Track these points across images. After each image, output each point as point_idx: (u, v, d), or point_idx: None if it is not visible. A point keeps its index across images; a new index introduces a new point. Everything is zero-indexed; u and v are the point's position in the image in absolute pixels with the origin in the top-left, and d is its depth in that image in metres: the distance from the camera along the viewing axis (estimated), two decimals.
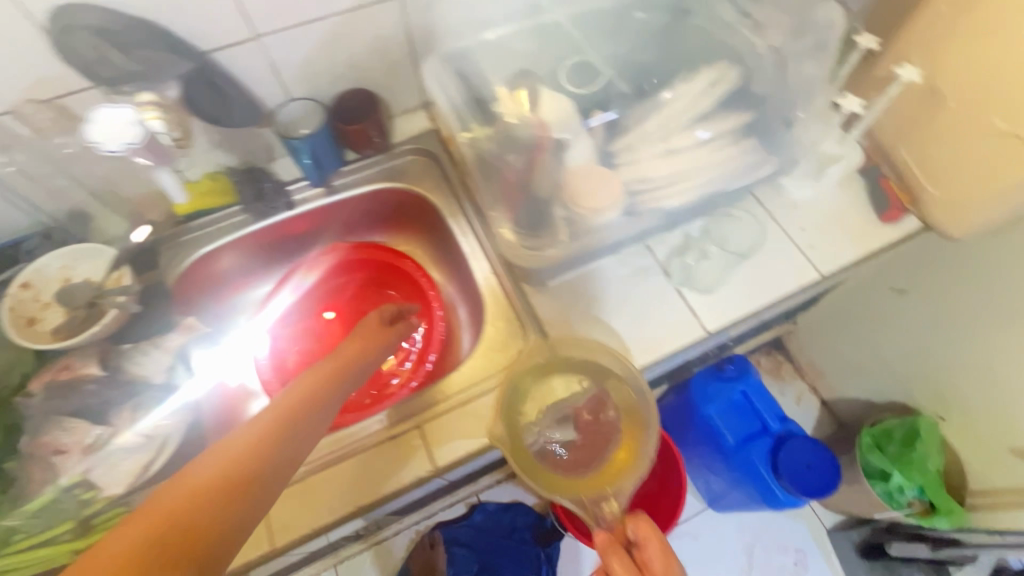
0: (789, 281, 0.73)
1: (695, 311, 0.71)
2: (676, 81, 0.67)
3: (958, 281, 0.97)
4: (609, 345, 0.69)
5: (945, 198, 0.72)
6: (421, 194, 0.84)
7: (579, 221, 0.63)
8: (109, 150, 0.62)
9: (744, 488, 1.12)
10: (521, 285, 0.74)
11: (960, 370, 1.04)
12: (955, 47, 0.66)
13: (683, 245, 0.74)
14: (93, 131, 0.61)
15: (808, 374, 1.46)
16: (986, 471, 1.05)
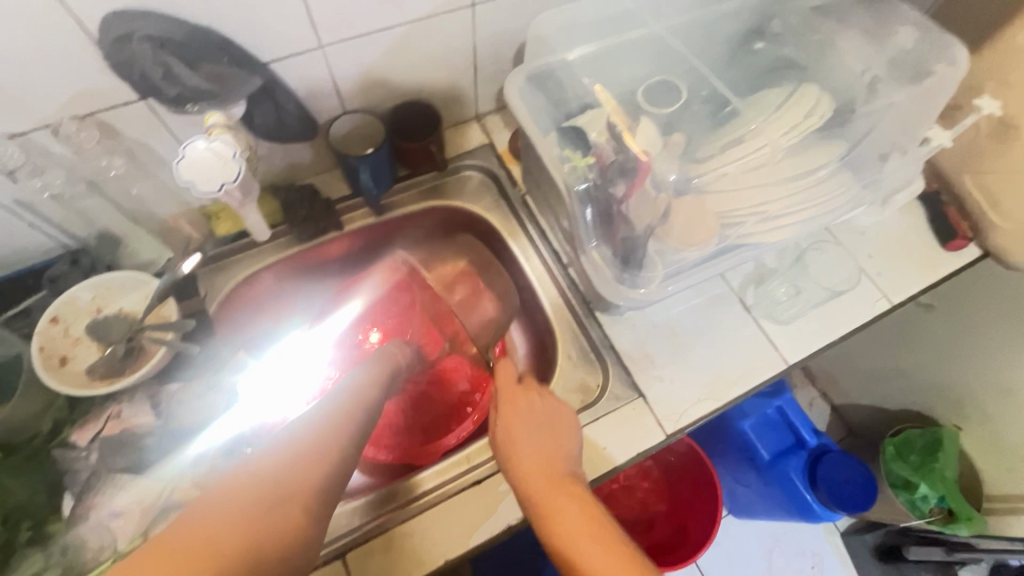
0: (863, 311, 0.72)
1: (774, 342, 0.69)
2: (766, 108, 0.64)
3: (991, 301, 0.99)
4: (691, 380, 0.67)
5: (1010, 230, 0.71)
6: (478, 214, 0.79)
7: (672, 256, 0.60)
8: (206, 193, 0.54)
9: (776, 500, 1.13)
10: (594, 316, 0.71)
11: (984, 386, 1.07)
12: None
13: (757, 274, 0.73)
14: (189, 173, 0.53)
15: (821, 381, 1.49)
16: (1001, 478, 1.10)
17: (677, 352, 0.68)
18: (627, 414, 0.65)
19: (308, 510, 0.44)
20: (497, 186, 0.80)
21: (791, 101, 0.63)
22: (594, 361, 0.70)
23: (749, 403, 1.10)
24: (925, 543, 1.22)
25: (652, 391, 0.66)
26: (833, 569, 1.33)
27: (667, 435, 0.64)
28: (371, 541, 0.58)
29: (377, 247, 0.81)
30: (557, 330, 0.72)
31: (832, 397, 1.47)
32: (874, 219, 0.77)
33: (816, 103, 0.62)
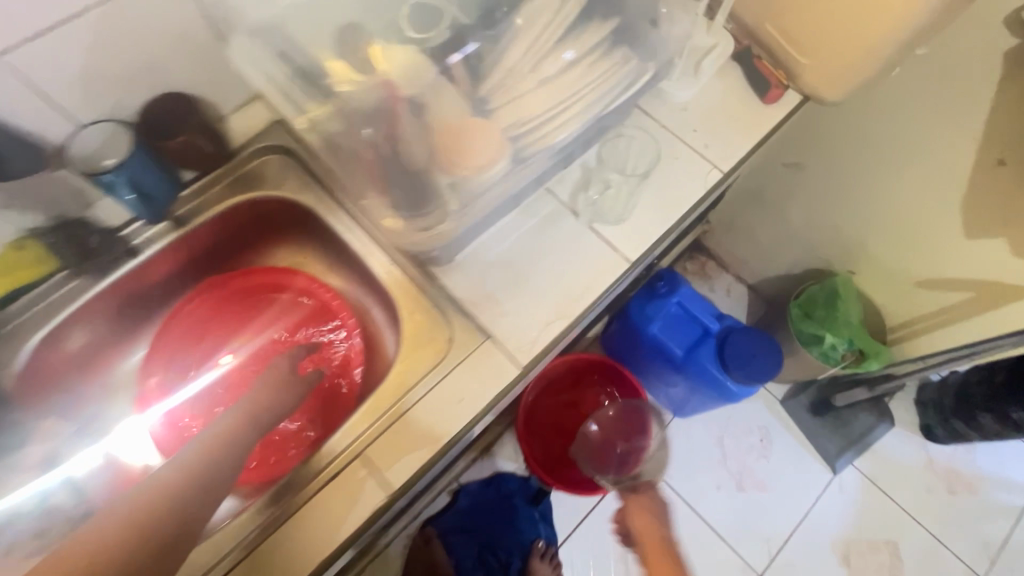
0: (695, 188, 0.70)
1: (613, 243, 0.67)
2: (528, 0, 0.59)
3: (843, 141, 1.01)
4: (539, 305, 0.64)
5: (815, 68, 0.71)
6: (288, 198, 0.73)
7: (467, 183, 0.56)
8: None
9: (700, 391, 1.16)
10: (426, 269, 0.66)
11: (860, 224, 1.11)
12: None
13: (585, 179, 0.70)
14: None
15: (730, 266, 1.51)
16: (903, 306, 1.16)
17: (518, 282, 0.65)
18: (480, 359, 0.62)
19: None
20: (300, 162, 0.73)
21: None
22: (438, 315, 0.66)
23: (651, 306, 1.10)
24: (851, 387, 1.26)
25: (500, 328, 0.63)
26: (782, 436, 1.38)
27: (522, 368, 0.62)
28: (236, 567, 0.55)
29: (198, 263, 0.76)
30: (396, 294, 0.68)
31: (744, 278, 1.50)
32: (690, 92, 0.74)
33: None
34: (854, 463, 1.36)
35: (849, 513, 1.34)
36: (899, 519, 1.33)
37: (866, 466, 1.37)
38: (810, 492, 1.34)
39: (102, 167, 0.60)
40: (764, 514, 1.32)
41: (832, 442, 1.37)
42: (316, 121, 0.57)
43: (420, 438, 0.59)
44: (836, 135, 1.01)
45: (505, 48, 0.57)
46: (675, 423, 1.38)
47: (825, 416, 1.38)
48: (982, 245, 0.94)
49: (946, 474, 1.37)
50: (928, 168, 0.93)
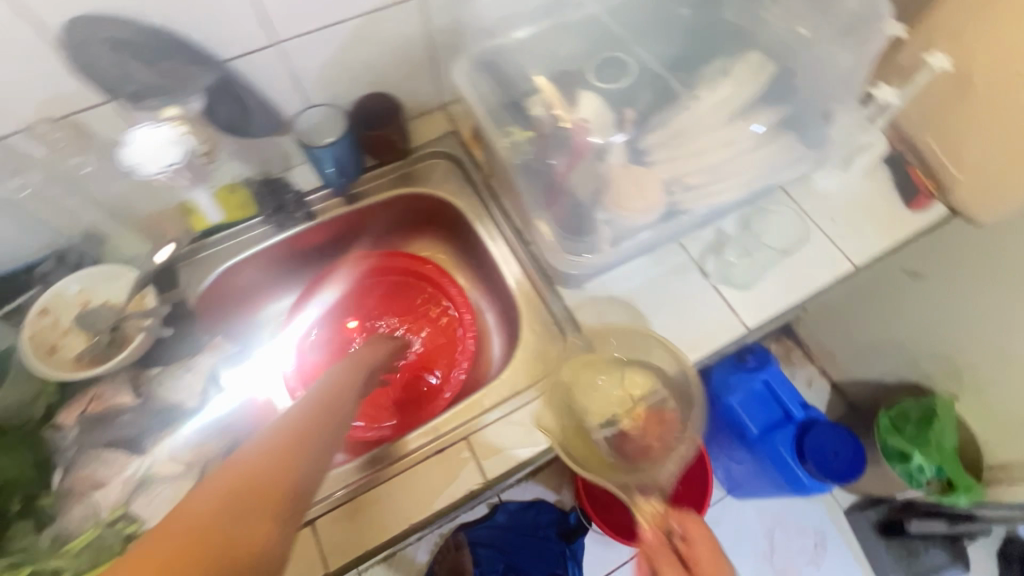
0: (823, 273, 0.72)
1: (733, 307, 0.70)
2: (711, 78, 0.66)
3: (972, 266, 0.97)
4: (653, 346, 0.68)
5: (971, 182, 0.71)
6: (444, 199, 0.81)
7: (621, 222, 0.62)
8: (149, 172, 0.62)
9: (769, 476, 1.13)
10: (554, 286, 0.73)
11: (973, 351, 1.05)
12: (982, 30, 0.64)
13: (718, 243, 0.74)
14: (133, 153, 0.60)
15: (818, 359, 1.47)
16: (999, 447, 1.09)
17: (637, 321, 0.70)
18: None
19: (277, 510, 0.36)
20: (462, 169, 0.82)
21: (738, 71, 0.65)
22: (556, 332, 0.72)
23: (734, 378, 1.10)
24: (927, 516, 1.22)
25: None
26: (836, 546, 1.32)
27: None
28: (339, 508, 0.61)
29: (349, 235, 0.84)
30: (522, 306, 0.74)
31: (830, 374, 1.45)
32: (835, 183, 0.77)
33: (758, 69, 0.64)
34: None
35: None
36: None
37: None
38: None
39: (316, 142, 0.72)
40: None
41: (894, 569, 1.28)
42: (519, 142, 0.63)
43: (585, 453, 0.58)
44: (957, 258, 0.99)
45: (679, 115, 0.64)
46: (726, 500, 1.35)
47: (892, 541, 1.29)
48: None
49: None
50: None
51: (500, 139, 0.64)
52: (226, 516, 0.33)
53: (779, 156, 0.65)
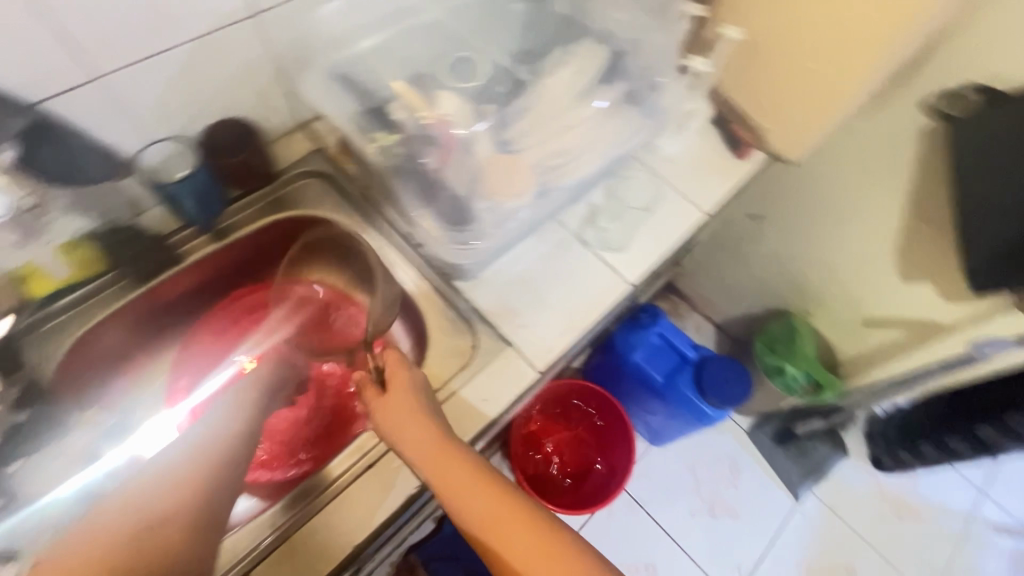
0: (683, 224, 0.82)
1: (617, 269, 0.77)
2: (554, 64, 0.72)
3: (796, 200, 1.16)
4: (553, 318, 0.73)
5: (780, 128, 0.85)
6: (324, 218, 0.79)
7: (502, 208, 0.66)
8: None
9: (679, 416, 1.25)
10: (451, 283, 0.74)
11: (811, 270, 1.26)
12: (761, 3, 0.77)
13: (591, 214, 0.80)
14: None
15: (701, 307, 1.64)
16: (847, 344, 1.31)
17: (535, 299, 0.74)
18: (503, 366, 0.70)
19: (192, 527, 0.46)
20: (332, 184, 0.81)
21: (578, 59, 0.71)
22: (463, 325, 0.74)
23: (633, 337, 1.21)
24: (809, 417, 1.42)
25: (519, 338, 0.71)
26: (749, 466, 1.48)
27: (539, 372, 0.70)
28: (273, 553, 0.58)
29: (230, 272, 0.80)
30: (430, 306, 0.75)
31: (713, 318, 1.64)
32: (677, 146, 0.88)
33: (593, 53, 0.72)
34: (813, 490, 1.47)
35: (811, 539, 1.43)
36: (855, 545, 1.43)
37: (824, 494, 1.48)
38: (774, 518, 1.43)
39: (168, 180, 0.68)
40: (733, 540, 1.40)
41: (793, 471, 1.48)
42: (386, 146, 0.66)
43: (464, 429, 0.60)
44: (784, 196, 1.17)
45: (533, 101, 0.70)
46: (651, 452, 1.46)
47: (786, 446, 1.49)
48: (917, 289, 1.08)
49: (894, 502, 1.48)
50: (867, 229, 1.08)
51: (367, 144, 0.67)
52: (165, 531, 0.44)
53: (623, 127, 0.73)
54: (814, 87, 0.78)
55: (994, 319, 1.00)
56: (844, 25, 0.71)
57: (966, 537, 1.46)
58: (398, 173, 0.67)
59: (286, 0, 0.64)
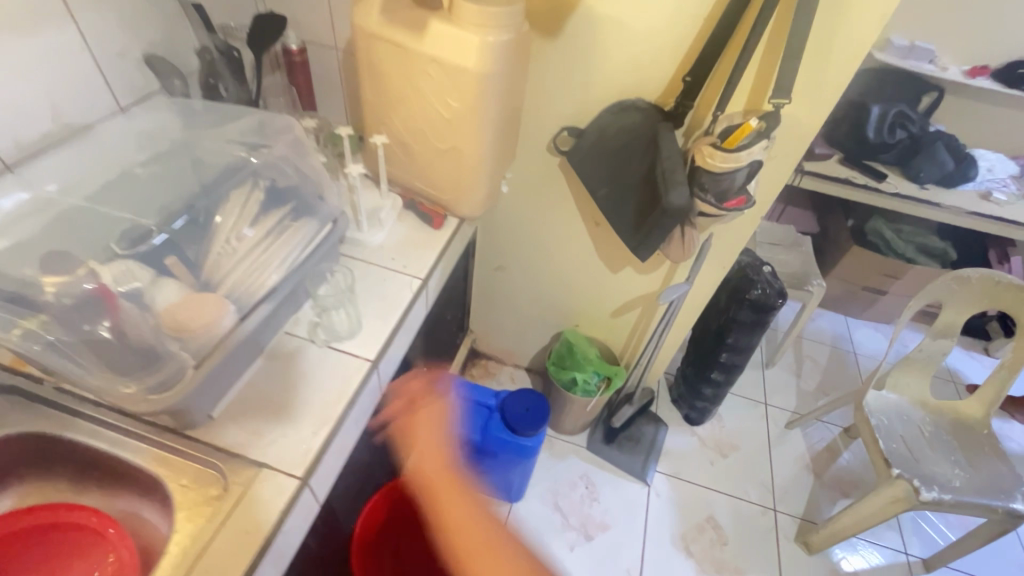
0: (402, 294, 0.94)
1: (352, 353, 0.83)
2: (221, 204, 0.80)
3: (513, 244, 1.42)
4: (302, 422, 0.74)
5: (454, 197, 1.06)
6: (19, 434, 0.72)
7: (196, 341, 0.67)
8: None
9: (510, 462, 1.31)
10: (185, 435, 0.71)
11: (554, 292, 1.51)
12: (391, 111, 0.99)
13: (315, 315, 0.87)
14: None
15: (506, 358, 1.82)
16: (612, 338, 1.55)
17: (279, 411, 0.75)
18: (260, 488, 0.68)
19: None
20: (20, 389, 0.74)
21: (234, 197, 0.80)
22: (212, 467, 0.70)
23: None
24: (620, 408, 1.63)
25: (272, 456, 0.71)
26: (600, 475, 1.60)
27: (300, 478, 0.69)
28: None
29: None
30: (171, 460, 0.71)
31: (521, 363, 1.82)
32: (383, 235, 1.03)
33: (250, 189, 0.82)
34: (663, 472, 1.63)
35: (674, 512, 1.55)
36: (707, 497, 1.60)
37: (666, 467, 1.65)
38: (638, 511, 1.54)
39: None
40: (614, 551, 1.46)
41: (634, 461, 1.63)
42: (32, 331, 0.63)
43: None
44: (504, 244, 1.43)
45: (209, 240, 0.77)
46: (514, 508, 1.50)
47: (619, 442, 1.66)
48: (623, 274, 1.37)
49: (714, 444, 1.73)
50: (567, 245, 1.36)
51: (12, 336, 0.63)
52: None
53: (307, 230, 0.82)
54: (454, 162, 1.00)
55: (673, 274, 1.29)
56: (445, 113, 0.94)
57: (773, 444, 1.76)
58: (52, 352, 0.64)
59: None
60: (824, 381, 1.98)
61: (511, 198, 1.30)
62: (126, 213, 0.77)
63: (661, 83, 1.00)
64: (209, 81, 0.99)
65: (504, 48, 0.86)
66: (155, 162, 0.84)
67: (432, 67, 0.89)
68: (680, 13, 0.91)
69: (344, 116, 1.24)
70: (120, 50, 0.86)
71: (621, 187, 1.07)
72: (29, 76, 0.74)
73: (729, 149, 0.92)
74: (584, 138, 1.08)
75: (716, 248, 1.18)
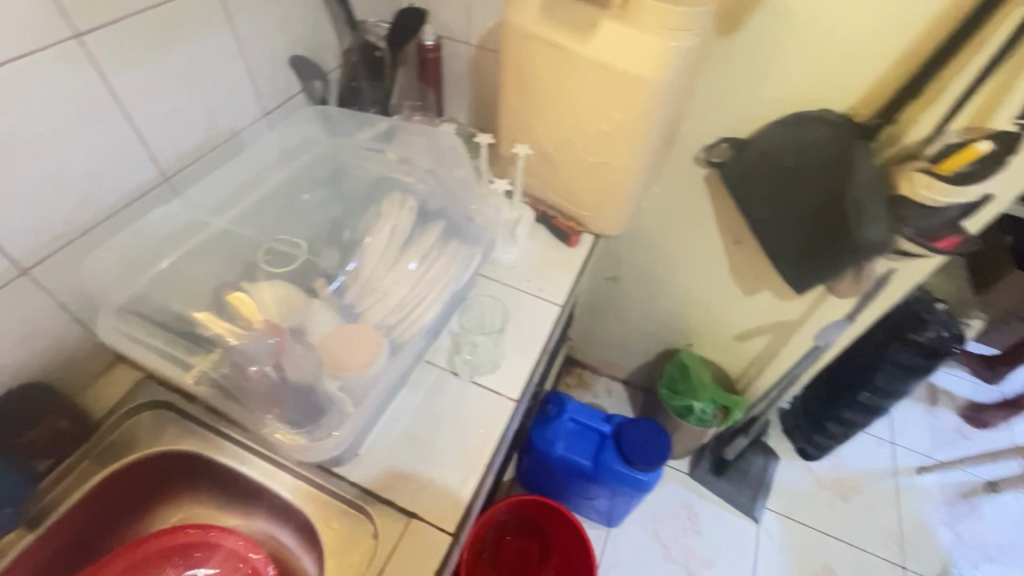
0: (542, 322, 0.86)
1: (495, 390, 0.76)
2: (367, 224, 0.75)
3: (635, 257, 1.30)
4: (450, 467, 0.69)
5: (595, 217, 0.96)
6: (170, 451, 0.71)
7: (356, 382, 0.62)
8: None
9: (624, 490, 1.21)
10: (328, 471, 0.68)
11: (673, 312, 1.39)
12: (538, 116, 0.90)
13: (455, 345, 0.80)
14: None
15: (604, 369, 1.74)
16: (730, 363, 1.42)
17: (426, 452, 0.71)
18: (411, 542, 0.64)
19: None
20: None
21: (382, 215, 0.75)
22: (360, 513, 0.67)
23: (549, 431, 1.21)
24: (735, 438, 1.49)
25: (420, 504, 0.66)
26: (704, 507, 1.49)
27: (453, 534, 0.64)
28: None
29: (77, 551, 0.68)
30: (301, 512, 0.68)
31: (619, 376, 1.73)
32: (516, 253, 0.95)
33: (398, 208, 0.76)
34: (776, 513, 1.49)
35: (785, 555, 1.43)
36: (825, 544, 1.45)
37: (777, 505, 1.51)
38: (746, 550, 1.43)
39: None
40: None
41: (742, 494, 1.51)
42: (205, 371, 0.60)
43: None
44: (626, 257, 1.32)
45: (358, 263, 0.71)
46: (612, 535, 1.43)
47: (726, 473, 1.54)
48: (758, 298, 1.23)
49: (834, 484, 1.56)
50: (699, 263, 1.23)
51: (189, 374, 0.62)
52: None
53: (459, 256, 0.76)
54: (602, 178, 0.90)
55: (823, 305, 1.13)
56: (603, 126, 0.84)
57: (903, 490, 1.57)
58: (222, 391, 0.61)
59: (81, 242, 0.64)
60: (963, 422, 1.75)
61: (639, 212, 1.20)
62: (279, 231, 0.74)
63: (857, 91, 0.84)
64: (349, 84, 0.95)
65: (692, 52, 0.75)
66: (301, 176, 0.80)
67: (597, 73, 0.78)
68: (899, 13, 0.75)
69: (469, 116, 1.16)
70: (268, 54, 0.81)
71: (789, 210, 0.92)
72: (191, 86, 0.71)
73: (947, 178, 0.76)
74: (747, 151, 0.95)
75: (889, 284, 1.01)
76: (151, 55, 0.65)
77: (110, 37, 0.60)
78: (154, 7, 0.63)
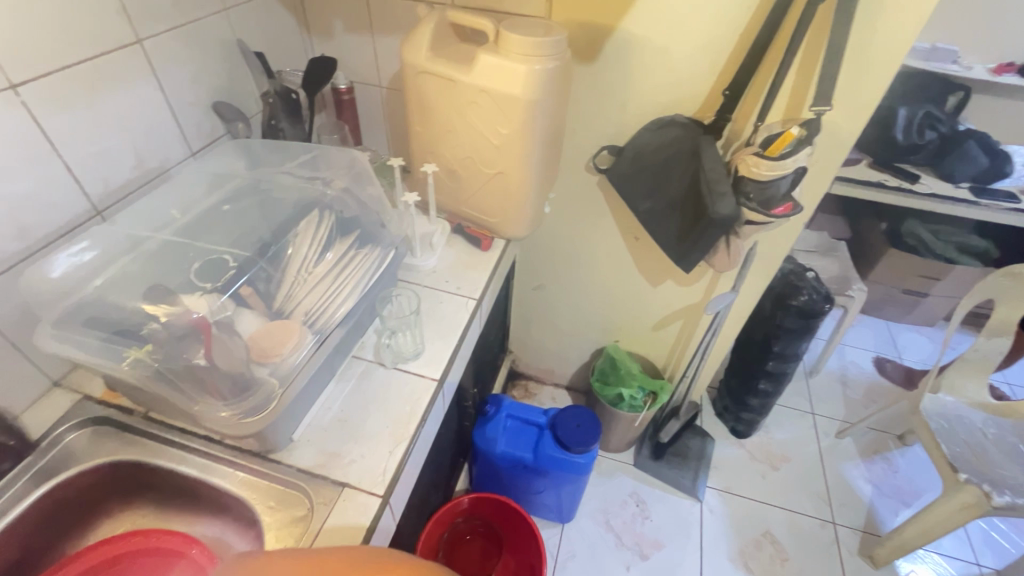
0: (459, 315, 0.96)
1: (418, 372, 0.86)
2: (289, 237, 0.84)
3: (553, 264, 1.44)
4: (379, 441, 0.76)
5: (501, 221, 1.09)
6: (108, 461, 0.76)
7: (282, 366, 0.70)
8: None
9: (565, 477, 1.29)
10: (266, 458, 0.74)
11: (595, 311, 1.52)
12: (441, 137, 1.04)
13: (379, 339, 0.90)
14: None
15: (546, 378, 1.84)
16: (652, 352, 1.56)
17: (355, 433, 0.77)
18: (344, 505, 0.70)
19: None
20: None
21: (304, 227, 0.84)
22: (295, 490, 0.72)
23: (489, 430, 1.29)
24: (668, 421, 1.64)
25: (352, 475, 0.73)
26: (649, 492, 1.58)
27: (381, 496, 0.71)
28: None
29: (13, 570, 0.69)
30: (240, 497, 0.73)
31: (560, 383, 1.83)
32: (434, 259, 1.07)
33: (319, 222, 0.85)
34: (715, 489, 1.60)
35: (727, 526, 1.52)
36: (762, 512, 1.56)
37: (717, 482, 1.62)
38: (692, 527, 1.52)
39: None
40: (673, 570, 1.42)
41: (683, 476, 1.61)
42: (140, 360, 0.66)
43: None
44: (545, 265, 1.45)
45: (282, 268, 0.81)
46: (565, 530, 1.49)
47: (667, 458, 1.65)
48: (664, 287, 1.37)
49: (765, 457, 1.69)
50: (609, 261, 1.37)
51: (120, 366, 0.67)
52: None
53: (374, 256, 0.86)
54: (500, 187, 1.04)
55: (716, 284, 1.30)
56: (494, 140, 0.97)
57: (825, 454, 1.72)
58: (158, 380, 0.67)
59: (16, 266, 0.71)
60: (871, 388, 1.94)
61: (548, 222, 1.34)
62: (209, 246, 0.82)
63: (699, 97, 1.03)
64: (270, 123, 1.03)
65: (557, 71, 0.90)
66: (229, 202, 0.89)
67: (481, 97, 0.93)
68: (713, 33, 0.94)
69: (388, 148, 1.29)
70: (193, 100, 0.92)
71: (662, 200, 1.09)
72: (121, 128, 0.81)
73: (773, 157, 0.93)
74: (623, 155, 1.12)
75: (760, 256, 1.19)
76: (81, 102, 0.74)
77: (41, 88, 0.69)
78: (83, 62, 0.73)
